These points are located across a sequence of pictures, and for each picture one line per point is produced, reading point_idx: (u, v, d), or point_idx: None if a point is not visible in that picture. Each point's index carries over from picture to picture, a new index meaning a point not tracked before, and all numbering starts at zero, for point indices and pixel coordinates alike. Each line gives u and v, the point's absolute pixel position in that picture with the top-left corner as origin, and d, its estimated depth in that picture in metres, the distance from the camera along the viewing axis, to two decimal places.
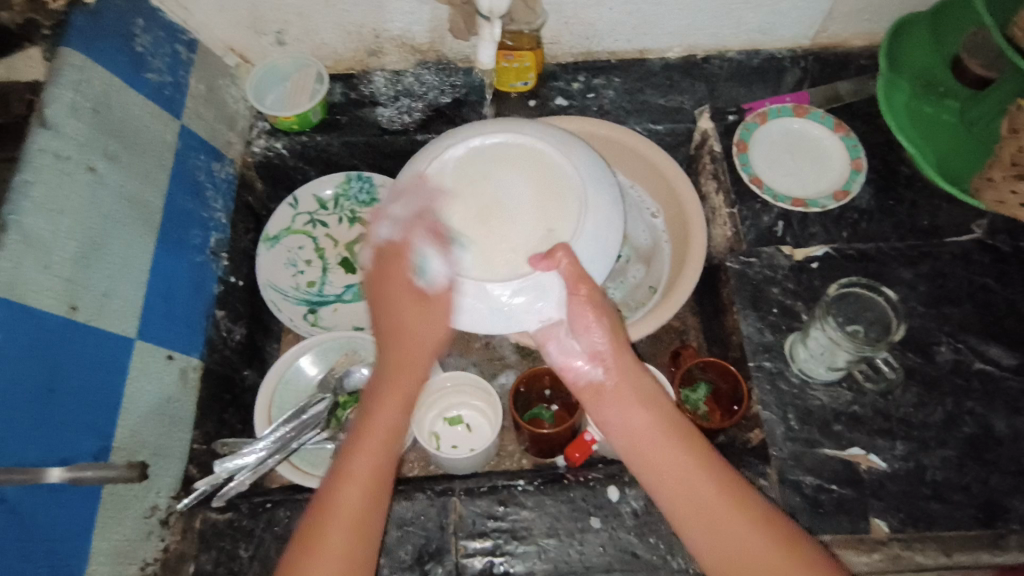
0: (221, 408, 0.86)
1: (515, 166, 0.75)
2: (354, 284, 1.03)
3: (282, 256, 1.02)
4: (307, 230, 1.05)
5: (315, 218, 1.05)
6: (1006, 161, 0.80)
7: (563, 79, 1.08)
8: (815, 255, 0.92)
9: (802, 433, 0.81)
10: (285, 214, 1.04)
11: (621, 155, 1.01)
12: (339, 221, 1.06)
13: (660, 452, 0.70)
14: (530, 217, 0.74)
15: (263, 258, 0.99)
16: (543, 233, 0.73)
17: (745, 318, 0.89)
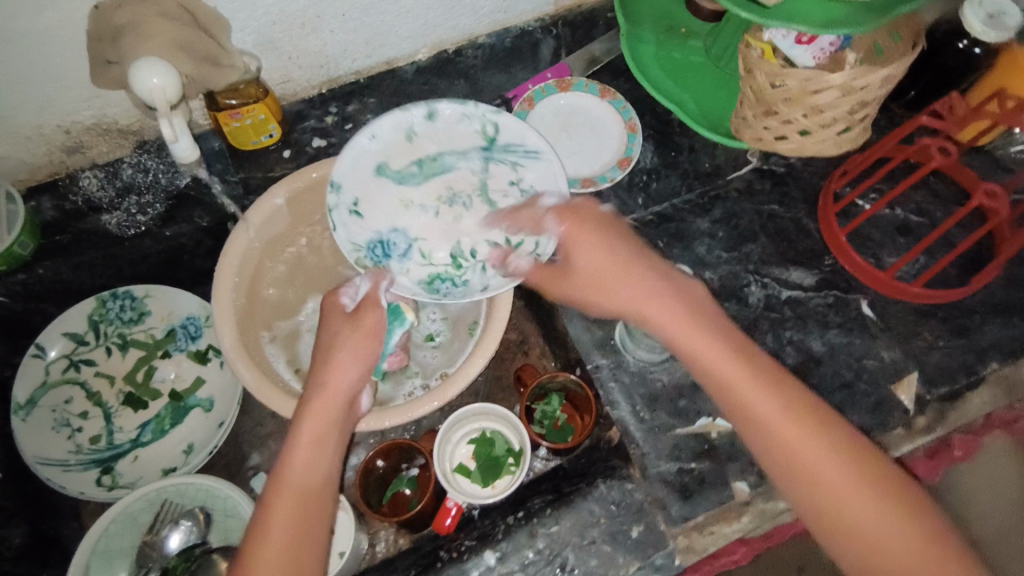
0: None
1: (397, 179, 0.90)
2: (151, 420, 0.87)
3: (46, 419, 0.84)
4: (69, 378, 0.87)
5: (75, 359, 0.88)
6: (752, 98, 0.79)
7: (313, 116, 0.96)
8: None
9: (653, 418, 0.81)
10: (34, 368, 0.85)
11: None
12: (109, 353, 0.89)
13: (791, 427, 0.57)
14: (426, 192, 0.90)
15: (19, 433, 0.81)
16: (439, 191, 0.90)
17: (569, 320, 0.87)
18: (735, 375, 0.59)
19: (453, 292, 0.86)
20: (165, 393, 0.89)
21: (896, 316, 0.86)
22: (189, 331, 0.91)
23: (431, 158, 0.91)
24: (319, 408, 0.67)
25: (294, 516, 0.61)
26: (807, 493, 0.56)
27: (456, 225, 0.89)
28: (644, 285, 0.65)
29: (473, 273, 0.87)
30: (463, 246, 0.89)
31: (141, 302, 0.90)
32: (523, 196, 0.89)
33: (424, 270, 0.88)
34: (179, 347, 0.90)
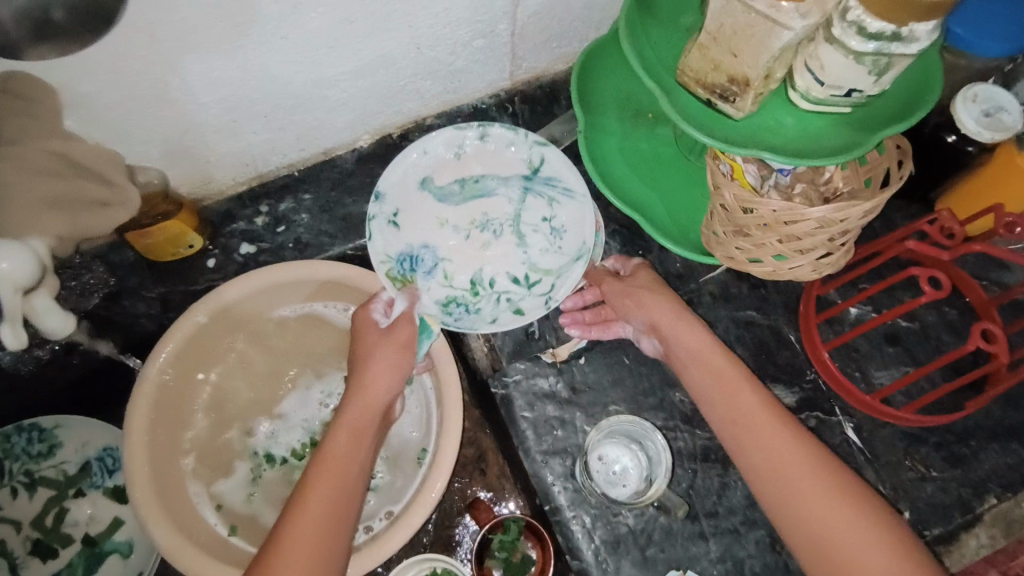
0: None
1: (436, 195, 0.83)
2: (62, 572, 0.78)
3: None
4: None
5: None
6: (724, 216, 0.70)
7: (241, 216, 0.87)
8: (580, 349, 0.82)
9: (617, 568, 0.74)
10: None
11: (336, 292, 0.85)
12: (14, 494, 0.80)
13: (801, 479, 0.61)
14: (463, 212, 0.83)
15: None
16: (476, 214, 0.83)
17: (526, 452, 0.79)
18: (748, 404, 0.65)
19: (466, 319, 0.78)
20: (79, 539, 0.80)
21: (884, 443, 0.78)
22: (105, 465, 0.82)
23: (474, 179, 0.83)
24: (355, 412, 0.69)
25: (314, 548, 0.60)
26: (780, 506, 0.61)
27: (485, 253, 0.81)
28: (692, 333, 0.70)
29: (488, 303, 0.79)
30: (485, 272, 0.81)
31: (49, 436, 0.81)
32: (554, 238, 0.82)
33: (443, 293, 0.80)
34: (94, 484, 0.82)
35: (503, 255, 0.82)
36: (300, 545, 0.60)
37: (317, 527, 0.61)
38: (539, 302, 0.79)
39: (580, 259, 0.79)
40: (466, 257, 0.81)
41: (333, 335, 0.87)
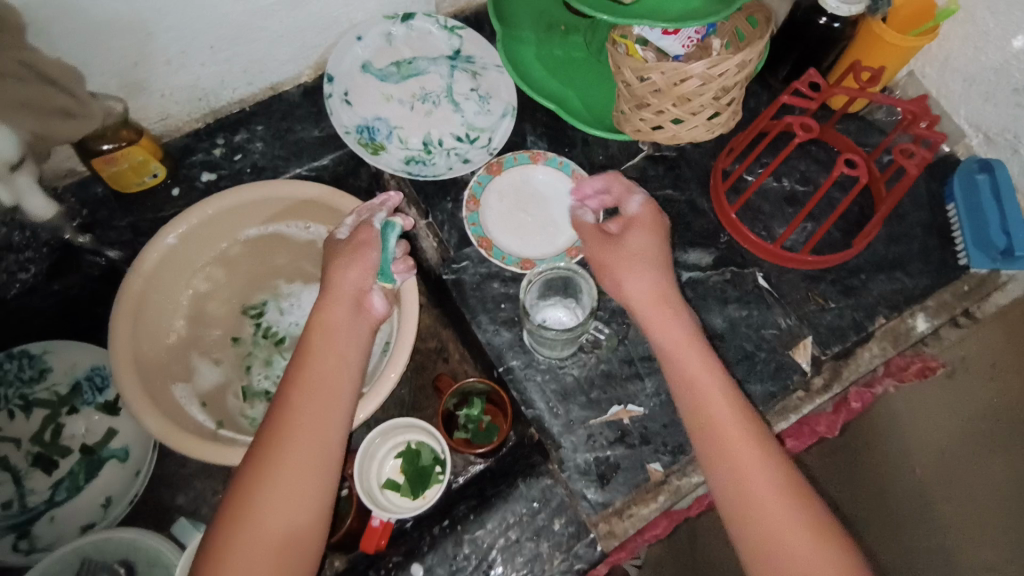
0: None
1: (376, 77, 0.97)
2: (65, 478, 0.85)
3: None
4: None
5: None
6: (625, 93, 0.81)
7: (200, 149, 0.95)
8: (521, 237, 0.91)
9: (567, 412, 0.83)
10: None
11: (293, 208, 0.92)
12: (12, 415, 0.87)
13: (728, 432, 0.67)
14: (403, 88, 0.98)
15: None
16: (415, 89, 0.98)
17: (481, 325, 0.88)
18: (725, 421, 0.67)
19: (425, 171, 0.93)
20: (78, 449, 0.86)
21: (789, 284, 0.90)
22: (94, 384, 0.89)
23: (407, 61, 0.99)
24: (327, 308, 0.75)
25: (304, 466, 0.66)
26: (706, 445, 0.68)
27: (429, 119, 0.97)
28: (670, 327, 0.73)
29: (441, 157, 0.95)
30: (433, 136, 0.96)
31: (40, 359, 0.87)
32: (482, 102, 0.98)
33: (401, 154, 0.95)
34: (87, 401, 0.88)
35: (444, 120, 0.97)
36: (293, 455, 0.66)
37: (309, 440, 0.67)
38: (484, 153, 0.95)
39: (506, 116, 0.97)
40: (414, 125, 0.97)
41: (295, 248, 0.95)
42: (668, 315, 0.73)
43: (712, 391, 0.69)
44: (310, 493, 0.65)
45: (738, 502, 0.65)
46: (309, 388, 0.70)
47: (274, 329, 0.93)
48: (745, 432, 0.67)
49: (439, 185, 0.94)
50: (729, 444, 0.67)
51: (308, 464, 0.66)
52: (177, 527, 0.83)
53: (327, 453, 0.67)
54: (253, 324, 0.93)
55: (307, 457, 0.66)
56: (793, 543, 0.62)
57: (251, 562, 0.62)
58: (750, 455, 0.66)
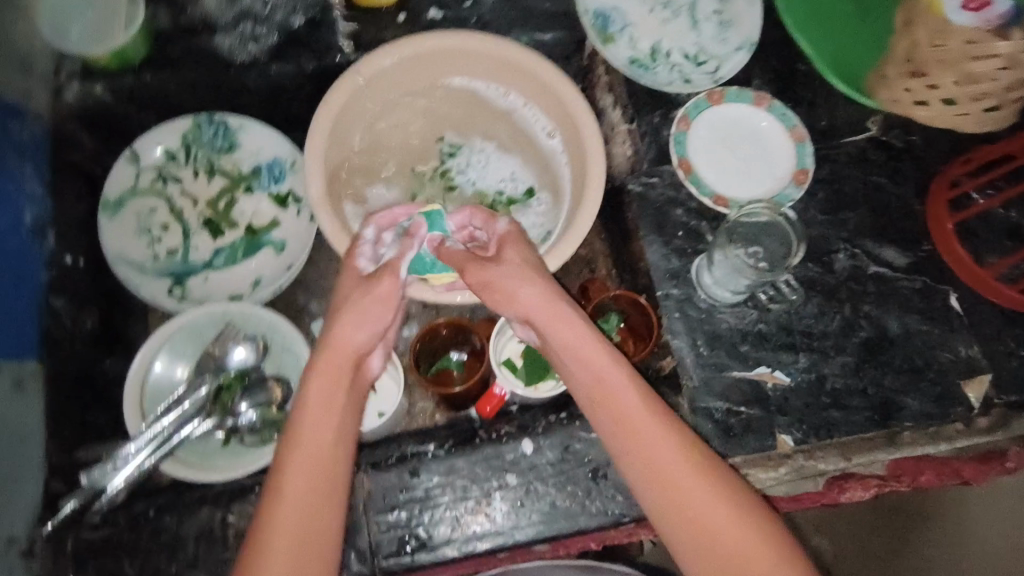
0: (80, 412, 0.75)
1: None
2: (225, 248, 0.90)
3: (131, 222, 0.88)
4: (157, 189, 0.90)
5: (164, 174, 0.90)
6: (901, 57, 0.77)
7: None
8: (722, 174, 0.86)
9: (712, 358, 0.80)
10: (125, 173, 0.88)
11: (503, 72, 0.91)
12: (196, 175, 0.92)
13: (669, 462, 0.58)
14: None
15: (105, 229, 0.85)
16: None
17: (650, 246, 0.85)
18: (659, 446, 0.59)
19: (646, 75, 0.88)
20: (243, 227, 0.91)
21: (982, 317, 0.82)
22: (273, 174, 0.92)
23: None
24: (325, 356, 0.62)
25: (308, 472, 0.56)
26: (650, 471, 0.59)
27: (664, 28, 0.92)
28: (560, 323, 0.64)
29: (664, 69, 0.89)
30: (663, 45, 0.91)
31: (234, 134, 0.92)
32: (722, 29, 0.92)
33: (628, 53, 0.90)
34: (262, 187, 0.92)
35: (678, 34, 0.92)
36: (297, 477, 0.56)
37: (311, 455, 0.57)
38: (707, 79, 0.89)
39: (743, 50, 0.90)
40: (648, 28, 0.91)
41: (489, 113, 0.95)
42: (554, 299, 0.64)
43: (630, 392, 0.61)
44: (319, 523, 0.55)
45: (665, 492, 0.58)
46: (299, 433, 0.58)
47: (452, 174, 0.94)
48: (662, 439, 0.59)
49: (653, 96, 0.89)
50: (633, 427, 0.60)
51: (313, 491, 0.56)
52: None
53: (336, 473, 0.57)
54: (427, 171, 0.94)
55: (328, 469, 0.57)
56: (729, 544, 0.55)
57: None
58: (664, 446, 0.59)
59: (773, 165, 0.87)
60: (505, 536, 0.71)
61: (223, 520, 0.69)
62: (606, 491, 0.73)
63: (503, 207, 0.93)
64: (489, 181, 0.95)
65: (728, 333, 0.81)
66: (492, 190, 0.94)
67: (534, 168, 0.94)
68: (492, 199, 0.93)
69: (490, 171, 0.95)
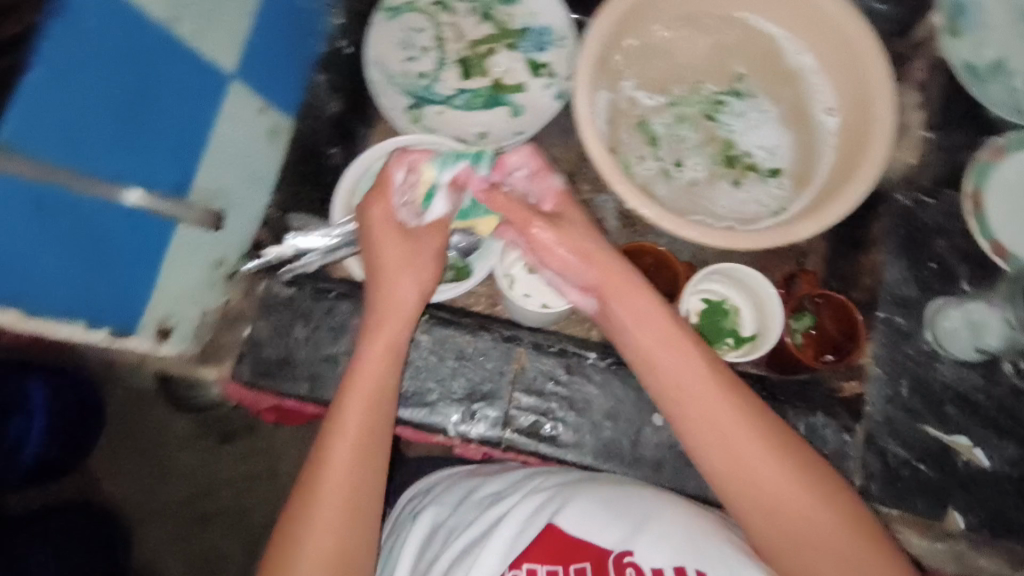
0: (303, 181, 0.80)
1: None
2: (468, 91, 0.90)
3: (399, 33, 0.88)
4: (431, 12, 0.90)
5: (444, 1, 0.91)
6: None
7: None
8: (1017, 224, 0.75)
9: (909, 403, 0.72)
10: None
11: (813, 25, 0.83)
12: (470, 14, 0.91)
13: (739, 434, 0.51)
14: None
15: (378, 28, 0.87)
16: None
17: (891, 264, 0.77)
18: (715, 407, 0.52)
19: (973, 87, 0.78)
20: (492, 79, 0.91)
21: None
22: (540, 41, 0.91)
23: None
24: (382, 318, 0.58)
25: (344, 492, 0.50)
26: (728, 461, 0.51)
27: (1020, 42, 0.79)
28: (628, 297, 0.59)
29: (998, 87, 0.78)
30: (1010, 62, 0.79)
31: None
32: None
33: (965, 55, 0.79)
34: (524, 48, 0.91)
35: None
36: (327, 496, 0.50)
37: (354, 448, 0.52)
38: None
39: None
40: (1000, 37, 0.79)
41: (776, 64, 0.88)
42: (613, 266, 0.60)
43: (707, 390, 0.53)
44: (362, 513, 0.51)
45: (788, 551, 0.47)
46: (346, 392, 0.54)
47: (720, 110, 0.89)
48: (735, 418, 0.51)
49: (963, 113, 0.80)
50: (734, 452, 0.51)
51: (351, 496, 0.51)
52: None
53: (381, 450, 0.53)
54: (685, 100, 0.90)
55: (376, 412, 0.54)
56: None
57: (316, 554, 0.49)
58: (768, 471, 0.49)
59: None
60: (630, 468, 0.69)
61: None
62: None
63: (746, 171, 0.86)
64: (750, 139, 0.88)
65: (940, 389, 0.72)
66: (745, 149, 0.87)
67: (797, 140, 0.86)
68: (741, 156, 0.87)
69: (762, 129, 0.88)
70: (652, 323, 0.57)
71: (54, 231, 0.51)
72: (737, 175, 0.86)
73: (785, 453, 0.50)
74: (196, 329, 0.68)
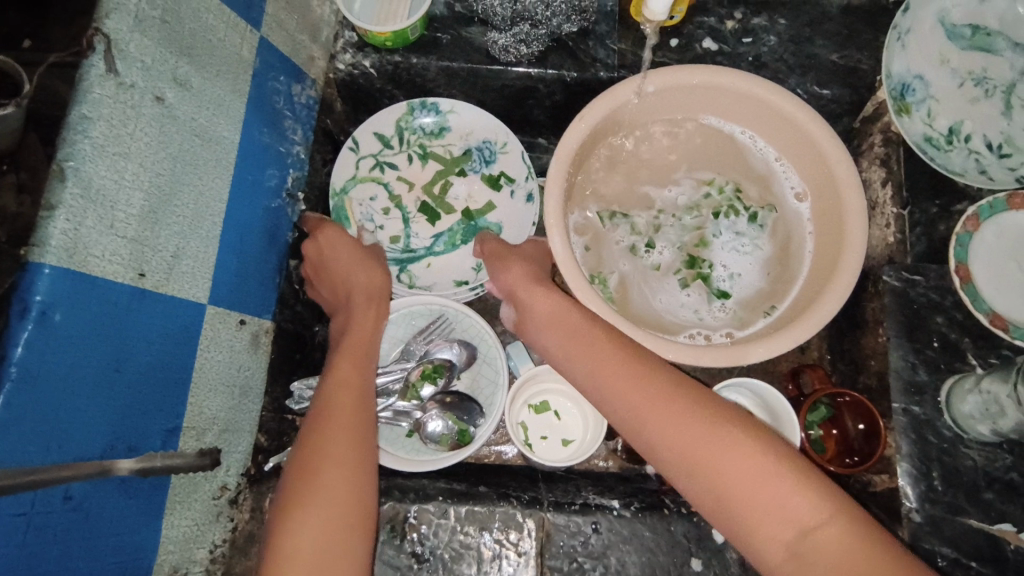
0: (292, 369, 0.79)
1: (946, 29, 0.81)
2: (444, 233, 0.90)
3: (354, 213, 0.88)
4: (375, 177, 0.90)
5: (381, 160, 0.90)
6: None
7: (715, 14, 0.86)
8: (1005, 295, 0.74)
9: (946, 496, 0.70)
10: (347, 161, 0.88)
11: (768, 120, 0.84)
12: (409, 160, 0.91)
13: (645, 402, 0.60)
14: (961, 58, 0.81)
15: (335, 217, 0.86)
16: (976, 68, 0.81)
17: (895, 350, 0.75)
18: (623, 376, 0.62)
19: (939, 160, 0.78)
20: (459, 211, 0.91)
21: None
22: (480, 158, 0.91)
23: (987, 32, 0.81)
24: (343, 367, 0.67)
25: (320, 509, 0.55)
26: (646, 426, 0.59)
27: (970, 107, 0.80)
28: (541, 299, 0.74)
29: (959, 155, 0.79)
30: (964, 127, 0.80)
31: (444, 117, 0.91)
32: None
33: (923, 128, 0.79)
34: (473, 169, 0.91)
35: (984, 118, 0.80)
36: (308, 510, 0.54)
37: (326, 473, 0.57)
38: (1008, 175, 0.78)
39: None
40: (949, 107, 0.80)
41: (738, 160, 0.88)
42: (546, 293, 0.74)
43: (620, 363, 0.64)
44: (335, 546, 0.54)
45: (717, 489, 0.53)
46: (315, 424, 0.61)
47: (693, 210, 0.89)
48: (647, 382, 0.61)
49: (935, 184, 0.79)
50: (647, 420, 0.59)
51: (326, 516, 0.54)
52: (513, 349, 0.85)
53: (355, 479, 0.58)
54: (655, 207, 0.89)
55: (338, 447, 0.59)
56: (816, 535, 0.49)
57: (301, 529, 0.53)
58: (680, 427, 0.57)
59: None
60: None
61: (406, 517, 0.70)
62: None
63: (697, 276, 0.86)
64: (723, 255, 0.87)
65: (974, 473, 0.70)
66: (711, 262, 0.86)
67: (776, 250, 0.86)
68: (703, 264, 0.86)
69: (736, 249, 0.87)
70: (584, 340, 0.67)
71: (50, 540, 0.48)
72: (686, 277, 0.86)
73: (691, 405, 0.58)
74: (208, 568, 0.65)
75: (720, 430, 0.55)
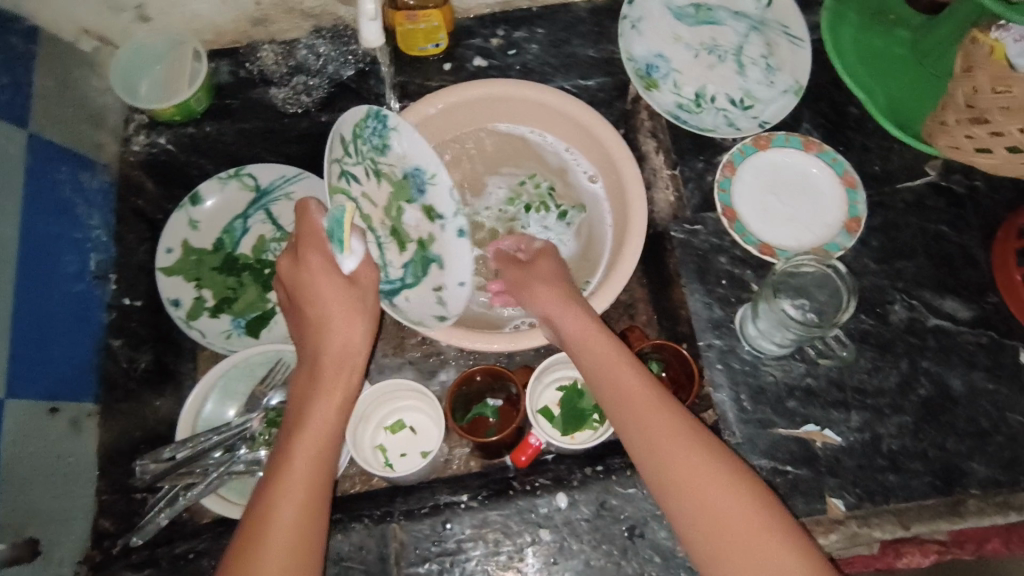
0: (131, 448, 0.79)
1: (673, 12, 0.92)
2: (410, 260, 0.81)
3: None
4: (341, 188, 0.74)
5: (345, 170, 0.75)
6: (961, 103, 0.68)
7: (480, 34, 0.94)
8: (768, 227, 0.83)
9: (756, 414, 0.76)
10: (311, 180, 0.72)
11: (544, 116, 0.92)
12: (366, 175, 0.78)
13: (639, 401, 0.65)
14: (693, 33, 0.92)
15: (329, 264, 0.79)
16: (708, 39, 0.92)
17: (692, 293, 0.82)
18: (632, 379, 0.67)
19: (692, 121, 0.87)
20: (417, 239, 0.81)
21: None
22: (419, 181, 0.80)
23: (708, 8, 0.93)
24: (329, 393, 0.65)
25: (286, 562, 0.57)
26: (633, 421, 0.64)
27: (709, 72, 0.90)
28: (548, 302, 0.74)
29: (709, 114, 0.88)
30: (709, 91, 0.90)
31: (388, 133, 0.78)
32: (769, 72, 0.89)
33: (673, 98, 0.89)
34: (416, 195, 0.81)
35: (723, 79, 0.90)
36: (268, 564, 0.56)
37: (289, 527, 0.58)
38: (753, 123, 0.87)
39: (789, 93, 0.88)
40: (693, 75, 0.90)
41: (531, 160, 0.95)
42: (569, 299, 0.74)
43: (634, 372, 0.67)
44: None
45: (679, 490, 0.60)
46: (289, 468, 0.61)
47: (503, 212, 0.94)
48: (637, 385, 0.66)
49: (698, 142, 0.87)
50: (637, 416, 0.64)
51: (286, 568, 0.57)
52: None
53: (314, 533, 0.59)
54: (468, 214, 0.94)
55: (299, 497, 0.60)
56: (763, 549, 0.57)
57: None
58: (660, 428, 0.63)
59: (835, 219, 0.83)
60: None
61: None
62: (642, 551, 0.71)
63: None
64: None
65: (776, 388, 0.77)
66: None
67: (581, 237, 0.92)
68: None
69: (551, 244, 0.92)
70: (598, 342, 0.70)
71: None
72: None
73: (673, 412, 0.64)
74: None
75: (694, 445, 0.62)
